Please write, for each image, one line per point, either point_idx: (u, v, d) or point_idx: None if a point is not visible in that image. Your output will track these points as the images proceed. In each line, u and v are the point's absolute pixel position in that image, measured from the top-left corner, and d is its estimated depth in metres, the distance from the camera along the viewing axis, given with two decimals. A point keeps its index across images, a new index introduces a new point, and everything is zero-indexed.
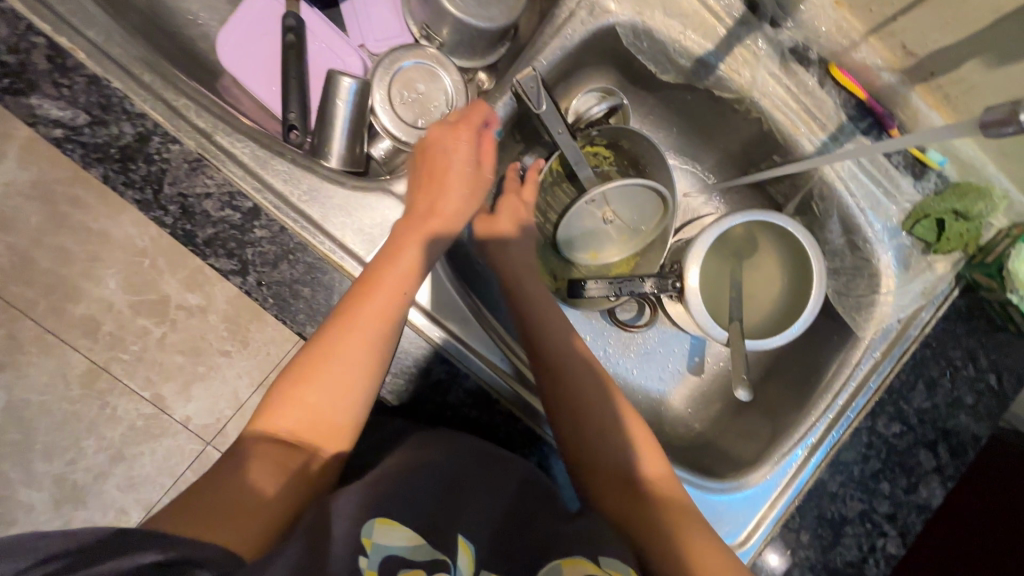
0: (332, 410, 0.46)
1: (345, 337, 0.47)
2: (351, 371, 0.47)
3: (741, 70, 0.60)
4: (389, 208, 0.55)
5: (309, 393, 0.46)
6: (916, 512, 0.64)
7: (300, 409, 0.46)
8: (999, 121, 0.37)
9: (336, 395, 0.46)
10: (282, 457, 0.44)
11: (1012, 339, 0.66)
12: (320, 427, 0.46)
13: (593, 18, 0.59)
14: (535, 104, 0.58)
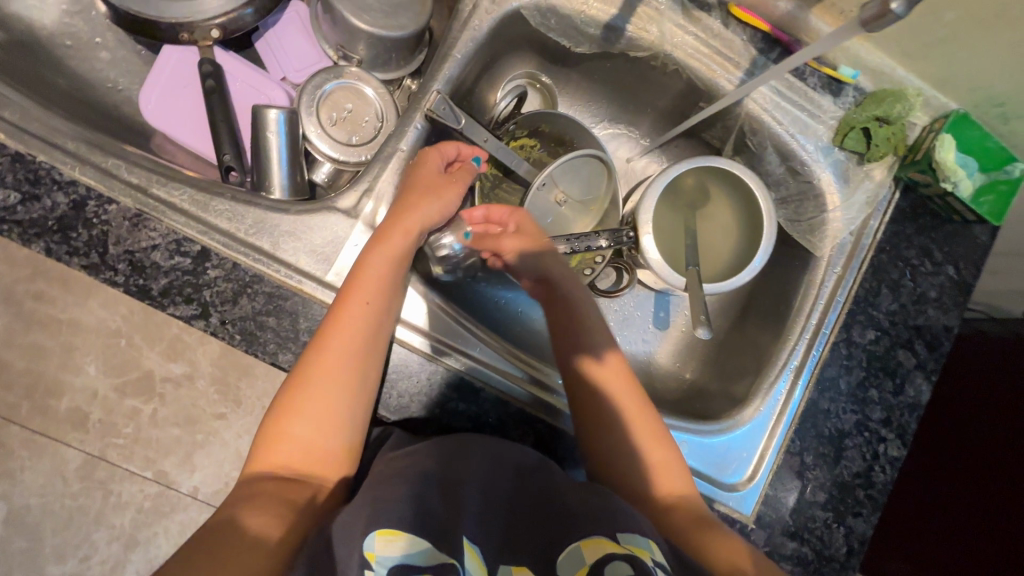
0: (323, 435, 0.51)
1: (327, 366, 0.51)
2: (332, 402, 0.51)
3: (647, 27, 0.63)
4: (338, 225, 0.56)
5: (301, 418, 0.51)
6: (909, 412, 0.67)
7: (291, 443, 0.50)
8: (878, 15, 0.39)
9: (325, 418, 0.51)
10: (282, 492, 0.48)
11: (961, 229, 0.68)
12: (316, 449, 0.51)
13: (497, 6, 0.60)
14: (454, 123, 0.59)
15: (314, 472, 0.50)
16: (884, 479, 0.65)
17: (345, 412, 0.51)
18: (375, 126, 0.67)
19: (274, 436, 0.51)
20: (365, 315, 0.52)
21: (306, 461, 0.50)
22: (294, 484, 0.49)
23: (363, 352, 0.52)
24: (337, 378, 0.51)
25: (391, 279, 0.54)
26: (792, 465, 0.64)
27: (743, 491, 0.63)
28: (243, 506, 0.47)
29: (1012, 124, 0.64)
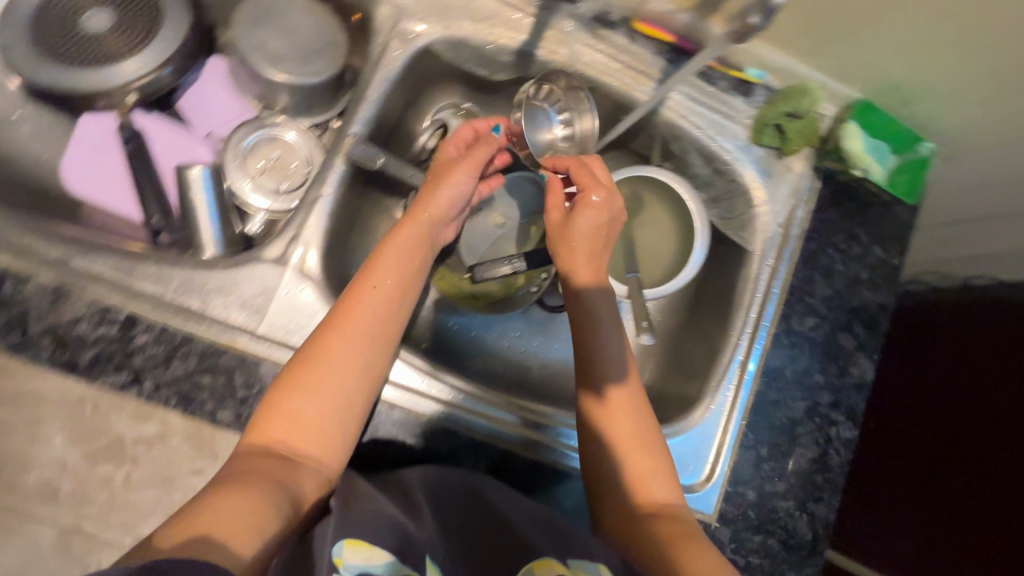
0: (322, 419, 0.50)
1: (337, 345, 0.52)
2: (337, 383, 0.51)
3: (557, 49, 0.65)
4: (267, 276, 0.56)
5: (302, 397, 0.50)
6: (856, 393, 0.68)
7: (293, 420, 0.49)
8: None
9: (328, 398, 0.51)
10: (275, 473, 0.46)
11: (884, 209, 0.71)
12: (312, 433, 0.50)
13: (406, 45, 0.61)
14: (372, 161, 0.59)
15: (310, 454, 0.49)
16: (840, 462, 0.67)
17: (348, 397, 0.52)
18: (303, 171, 0.67)
19: (273, 413, 0.50)
20: (376, 301, 0.55)
21: (302, 442, 0.49)
22: (285, 469, 0.47)
23: (375, 344, 0.54)
24: (348, 361, 0.52)
25: (403, 272, 0.58)
26: (748, 459, 0.65)
27: (701, 491, 0.63)
28: (232, 481, 0.44)
29: (914, 106, 0.67)
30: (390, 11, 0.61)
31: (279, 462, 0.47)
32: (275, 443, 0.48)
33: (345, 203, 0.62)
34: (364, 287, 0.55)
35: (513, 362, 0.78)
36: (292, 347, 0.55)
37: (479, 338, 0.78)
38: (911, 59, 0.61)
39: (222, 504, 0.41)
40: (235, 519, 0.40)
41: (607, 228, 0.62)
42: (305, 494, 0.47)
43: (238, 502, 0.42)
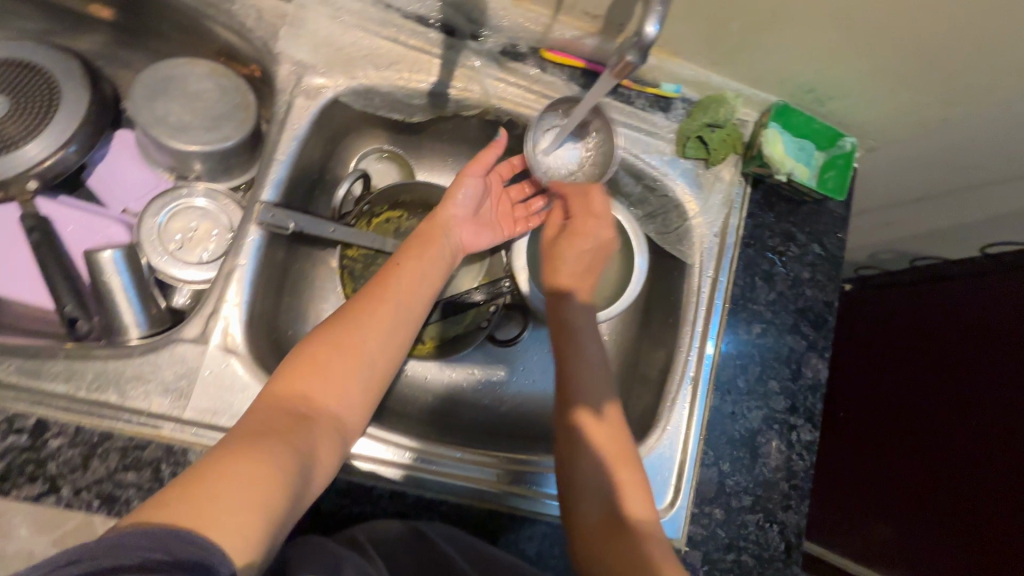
0: (344, 384, 0.51)
1: (364, 317, 0.54)
2: (361, 352, 0.52)
3: (469, 86, 0.64)
4: (188, 357, 0.54)
5: (328, 361, 0.50)
6: (812, 394, 0.68)
7: (318, 376, 0.49)
8: (640, 48, 0.41)
9: (351, 366, 0.51)
10: (292, 433, 0.44)
11: (815, 207, 0.71)
12: (333, 397, 0.49)
13: (312, 100, 0.60)
14: (283, 227, 0.57)
15: (331, 412, 0.49)
16: (804, 466, 0.66)
17: (368, 370, 0.52)
18: (225, 237, 0.65)
19: (297, 373, 0.49)
20: (404, 279, 0.59)
21: (326, 399, 0.49)
22: (303, 429, 0.46)
23: (398, 315, 0.56)
24: (374, 329, 0.54)
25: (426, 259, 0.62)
26: (710, 476, 0.64)
27: (666, 517, 0.62)
28: (250, 437, 0.42)
29: (830, 103, 0.67)
30: (291, 68, 0.60)
31: (301, 419, 0.46)
32: (298, 400, 0.48)
33: (266, 268, 0.60)
34: (391, 266, 0.60)
35: (471, 400, 0.77)
36: (221, 428, 0.53)
37: (432, 381, 0.77)
38: (817, 61, 0.61)
39: (241, 462, 0.39)
40: (250, 484, 0.38)
41: (591, 255, 0.66)
42: (323, 458, 0.46)
43: (248, 466, 0.39)
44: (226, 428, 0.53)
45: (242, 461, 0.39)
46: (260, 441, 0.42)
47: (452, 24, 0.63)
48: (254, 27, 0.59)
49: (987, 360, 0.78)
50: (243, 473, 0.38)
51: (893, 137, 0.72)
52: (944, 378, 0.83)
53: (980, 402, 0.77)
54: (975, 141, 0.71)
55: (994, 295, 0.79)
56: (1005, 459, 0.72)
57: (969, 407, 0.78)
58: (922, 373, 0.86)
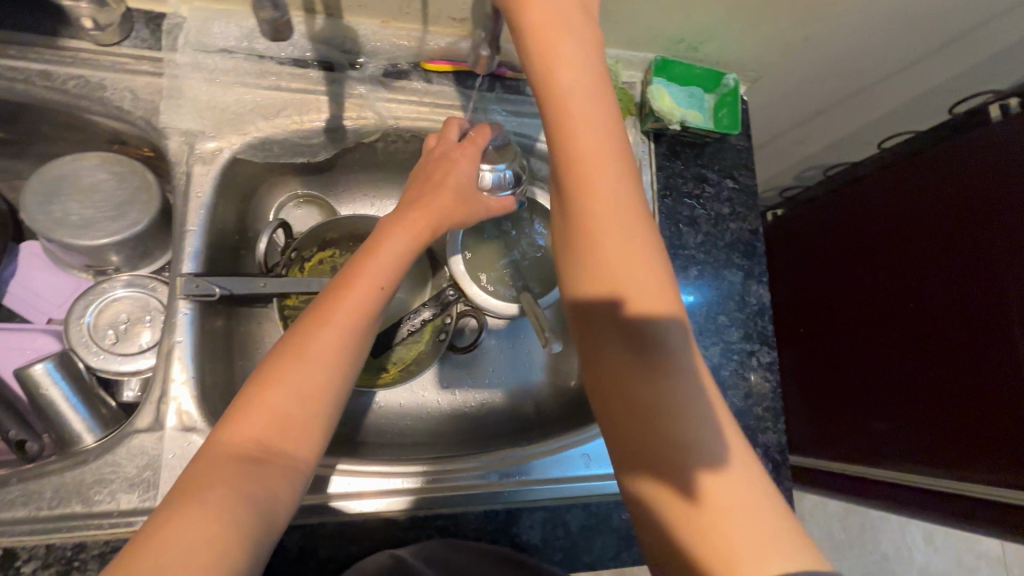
0: (301, 416, 0.46)
1: (318, 340, 0.48)
2: (315, 380, 0.47)
3: (362, 113, 0.65)
4: (147, 446, 0.53)
5: (277, 394, 0.46)
6: (761, 318, 0.71)
7: (268, 415, 0.45)
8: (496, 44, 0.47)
9: (305, 397, 0.47)
10: (242, 481, 0.42)
11: (718, 144, 0.75)
12: (289, 433, 0.46)
13: (210, 163, 0.60)
14: (210, 294, 0.56)
15: (286, 452, 0.45)
16: (771, 387, 0.69)
17: (325, 399, 0.48)
18: (159, 318, 0.64)
19: (245, 407, 0.46)
20: (370, 289, 0.52)
21: (280, 437, 0.45)
22: (255, 472, 0.43)
23: (351, 338, 0.50)
24: (328, 358, 0.48)
25: (396, 266, 0.55)
26: None
27: None
28: (195, 490, 0.40)
29: (703, 48, 0.71)
30: (181, 138, 0.60)
31: (253, 466, 0.43)
32: (248, 443, 0.44)
33: (207, 339, 0.59)
34: (355, 274, 0.53)
35: (450, 414, 0.77)
36: None
37: (408, 407, 0.77)
38: (679, 14, 0.64)
39: (190, 524, 0.38)
40: (193, 552, 0.36)
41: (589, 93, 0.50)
42: (280, 503, 0.44)
43: (193, 528, 0.38)
44: None
45: (186, 523, 0.38)
46: (208, 497, 0.40)
47: (329, 59, 0.64)
48: (133, 108, 0.59)
49: (916, 248, 0.86)
50: (196, 542, 0.37)
51: (769, 65, 0.77)
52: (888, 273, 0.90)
53: (962, 281, 0.80)
54: (843, 49, 0.76)
55: (958, 170, 0.81)
56: (1001, 330, 0.74)
57: (914, 293, 0.86)
58: (869, 274, 0.94)
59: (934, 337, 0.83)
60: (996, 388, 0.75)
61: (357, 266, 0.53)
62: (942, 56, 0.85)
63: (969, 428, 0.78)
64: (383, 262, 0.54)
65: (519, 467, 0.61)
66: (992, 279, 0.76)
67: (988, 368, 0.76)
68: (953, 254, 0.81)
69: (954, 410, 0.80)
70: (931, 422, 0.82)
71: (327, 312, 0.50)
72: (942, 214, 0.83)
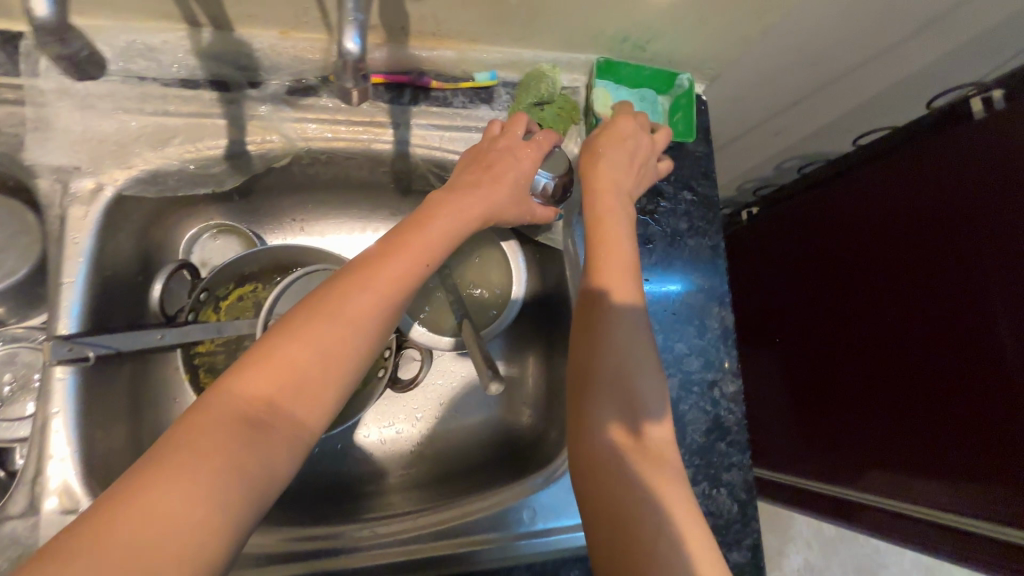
0: (319, 386, 0.40)
1: (353, 304, 0.42)
2: (342, 348, 0.41)
3: (267, 136, 0.58)
4: (20, 532, 0.47)
5: (296, 355, 0.39)
6: (724, 343, 0.65)
7: (281, 372, 0.39)
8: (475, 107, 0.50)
9: (327, 366, 0.40)
10: (241, 448, 0.36)
11: (674, 151, 0.68)
12: (301, 403, 0.39)
13: (88, 202, 0.53)
14: (84, 357, 0.49)
15: (294, 418, 0.39)
16: (736, 419, 0.63)
17: (347, 372, 0.41)
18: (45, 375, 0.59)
19: (259, 361, 0.39)
20: (415, 260, 0.47)
21: (289, 404, 0.39)
22: (257, 438, 0.37)
23: (387, 305, 0.44)
24: (357, 330, 0.42)
25: (444, 236, 0.49)
26: None
27: None
28: (187, 450, 0.35)
29: (651, 46, 0.64)
30: (53, 177, 0.53)
31: (254, 432, 0.37)
32: (255, 401, 0.38)
33: (96, 402, 0.53)
34: (400, 240, 0.47)
35: (397, 455, 0.72)
36: None
37: (353, 449, 0.71)
38: (618, 11, 0.57)
39: (175, 495, 0.32)
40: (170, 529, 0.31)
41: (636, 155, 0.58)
42: (275, 479, 0.37)
43: (176, 499, 0.32)
44: None
45: (169, 494, 0.32)
46: (201, 465, 0.34)
47: (222, 77, 0.56)
48: None
49: (897, 259, 0.80)
50: (179, 524, 0.32)
51: (728, 61, 0.69)
52: (870, 282, 0.84)
53: (947, 291, 0.73)
54: (808, 40, 0.69)
55: (941, 169, 0.74)
56: (990, 345, 0.68)
57: (899, 301, 0.79)
58: (849, 280, 0.87)
59: (918, 350, 0.76)
60: (981, 415, 0.69)
61: (405, 231, 0.48)
62: (917, 42, 0.77)
63: (957, 449, 0.72)
64: (432, 232, 0.48)
65: (457, 526, 0.56)
66: (974, 298, 0.70)
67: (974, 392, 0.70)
68: (938, 259, 0.74)
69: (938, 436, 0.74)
70: (915, 446, 0.77)
71: (368, 276, 0.44)
72: (925, 217, 0.76)
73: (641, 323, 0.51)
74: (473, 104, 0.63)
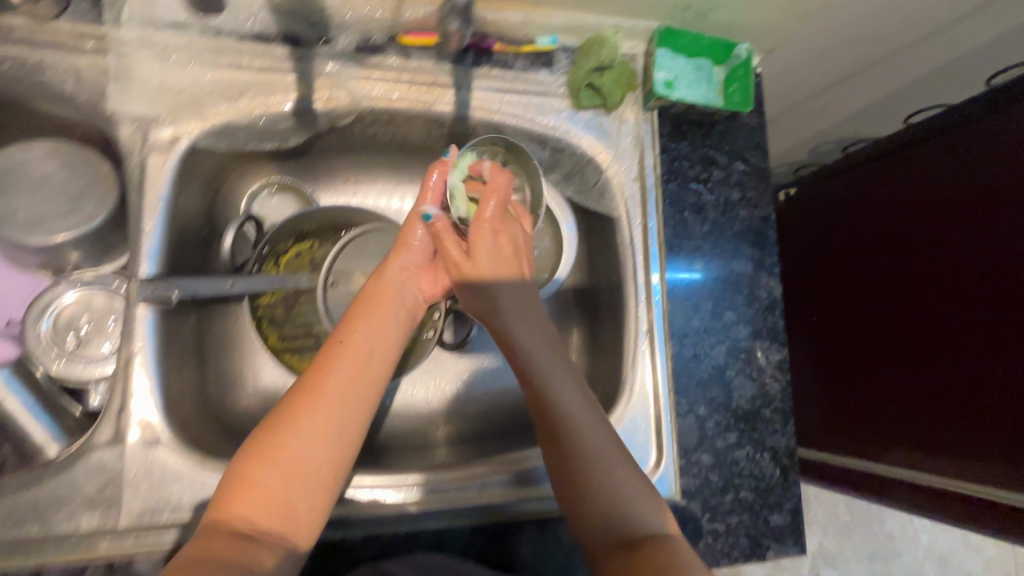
0: (288, 489, 0.43)
1: (308, 405, 0.46)
2: (308, 448, 0.44)
3: (334, 94, 0.59)
4: (107, 464, 0.49)
5: (263, 471, 0.43)
6: (771, 314, 0.66)
7: (258, 494, 0.42)
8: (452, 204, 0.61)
9: (294, 471, 0.43)
10: (228, 558, 0.38)
11: (728, 123, 0.68)
12: (276, 513, 0.42)
13: (166, 153, 0.55)
14: (166, 297, 0.52)
15: (278, 533, 0.42)
16: (780, 387, 0.65)
17: (318, 468, 0.44)
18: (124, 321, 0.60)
19: (234, 486, 0.42)
20: (360, 353, 0.50)
21: (266, 517, 0.42)
22: (241, 548, 0.39)
23: (349, 407, 0.47)
24: (318, 425, 0.45)
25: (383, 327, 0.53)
26: (690, 425, 0.62)
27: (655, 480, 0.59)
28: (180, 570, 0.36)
29: (712, 16, 0.64)
30: (133, 126, 0.54)
31: (241, 544, 0.40)
32: (238, 519, 0.41)
33: (170, 344, 0.55)
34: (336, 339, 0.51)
35: (443, 413, 0.74)
36: (167, 525, 0.49)
37: (399, 405, 0.73)
38: None
39: None
40: None
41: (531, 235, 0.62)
42: None
43: None
44: (168, 524, 0.49)
45: None
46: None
47: (295, 33, 0.58)
48: (77, 91, 0.53)
49: (933, 237, 0.80)
50: None
51: (784, 34, 0.69)
52: (904, 261, 0.84)
53: (981, 269, 0.74)
54: (869, 14, 0.69)
55: (983, 148, 0.74)
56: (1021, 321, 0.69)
57: (932, 282, 0.80)
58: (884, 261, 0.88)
59: (949, 328, 0.78)
60: (1013, 396, 0.70)
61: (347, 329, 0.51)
62: (975, 20, 0.77)
63: (988, 425, 0.73)
64: (372, 328, 0.52)
65: (508, 476, 0.59)
66: (1008, 277, 0.71)
67: (1002, 369, 0.71)
68: (974, 239, 0.75)
69: (964, 412, 0.76)
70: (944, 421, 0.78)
71: (321, 375, 0.48)
72: (964, 196, 0.77)
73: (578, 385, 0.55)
74: (533, 69, 0.64)
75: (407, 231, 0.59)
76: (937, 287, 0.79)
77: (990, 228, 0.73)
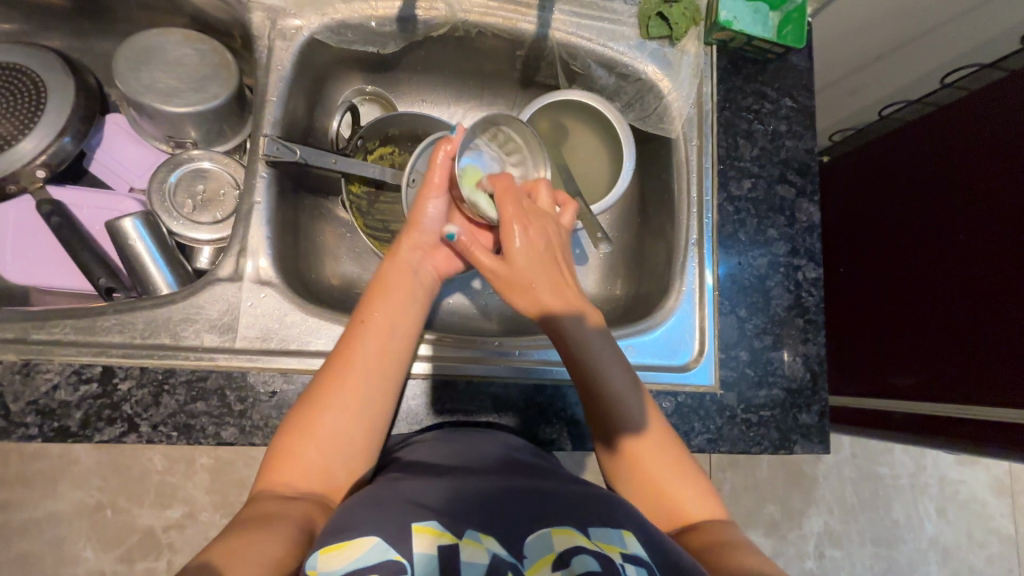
0: (326, 457, 0.47)
1: (336, 386, 0.49)
2: (340, 423, 0.48)
3: (434, 4, 0.66)
4: (227, 294, 0.57)
5: (301, 447, 0.47)
6: (810, 235, 0.72)
7: (298, 465, 0.46)
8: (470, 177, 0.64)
9: (332, 446, 0.48)
10: (283, 507, 0.43)
11: (780, 62, 0.75)
12: (320, 476, 0.47)
13: (289, 41, 0.63)
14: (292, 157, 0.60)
15: (319, 494, 0.46)
16: (815, 301, 0.70)
17: (354, 436, 0.49)
18: (232, 194, 0.67)
19: (279, 458, 0.47)
20: (379, 334, 0.52)
21: (315, 480, 0.46)
22: (291, 503, 0.44)
23: (376, 386, 0.51)
24: (347, 400, 0.49)
25: (398, 306, 0.55)
26: (731, 324, 0.69)
27: (696, 368, 0.67)
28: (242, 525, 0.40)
29: None
30: (264, 14, 0.63)
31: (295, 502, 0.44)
32: (292, 486, 0.45)
33: (280, 206, 0.63)
34: (355, 324, 0.53)
35: (497, 314, 0.79)
36: (273, 351, 0.56)
37: (458, 302, 0.78)
38: None
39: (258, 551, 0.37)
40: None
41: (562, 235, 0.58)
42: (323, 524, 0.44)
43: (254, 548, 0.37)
44: (277, 350, 0.56)
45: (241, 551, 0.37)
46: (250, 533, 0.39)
47: None
48: None
49: (945, 189, 0.85)
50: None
51: None
52: (915, 214, 0.90)
53: (985, 209, 0.80)
54: None
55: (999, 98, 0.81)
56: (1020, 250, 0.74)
57: (941, 225, 0.85)
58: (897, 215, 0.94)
59: (955, 268, 0.82)
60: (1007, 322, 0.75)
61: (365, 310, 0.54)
62: None
63: (990, 357, 0.78)
64: (391, 306, 0.54)
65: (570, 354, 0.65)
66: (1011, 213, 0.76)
67: (998, 299, 0.77)
68: (980, 182, 0.81)
69: (961, 346, 0.81)
70: (946, 361, 0.83)
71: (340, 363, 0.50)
72: (973, 143, 0.83)
73: (621, 369, 0.56)
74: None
75: (418, 210, 0.59)
76: (946, 230, 0.84)
77: (997, 169, 0.79)
